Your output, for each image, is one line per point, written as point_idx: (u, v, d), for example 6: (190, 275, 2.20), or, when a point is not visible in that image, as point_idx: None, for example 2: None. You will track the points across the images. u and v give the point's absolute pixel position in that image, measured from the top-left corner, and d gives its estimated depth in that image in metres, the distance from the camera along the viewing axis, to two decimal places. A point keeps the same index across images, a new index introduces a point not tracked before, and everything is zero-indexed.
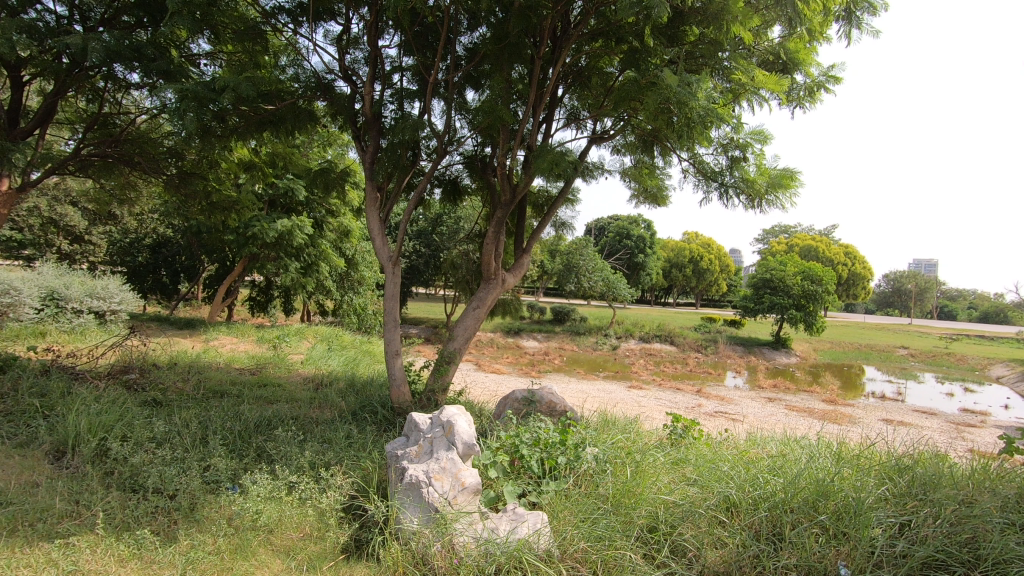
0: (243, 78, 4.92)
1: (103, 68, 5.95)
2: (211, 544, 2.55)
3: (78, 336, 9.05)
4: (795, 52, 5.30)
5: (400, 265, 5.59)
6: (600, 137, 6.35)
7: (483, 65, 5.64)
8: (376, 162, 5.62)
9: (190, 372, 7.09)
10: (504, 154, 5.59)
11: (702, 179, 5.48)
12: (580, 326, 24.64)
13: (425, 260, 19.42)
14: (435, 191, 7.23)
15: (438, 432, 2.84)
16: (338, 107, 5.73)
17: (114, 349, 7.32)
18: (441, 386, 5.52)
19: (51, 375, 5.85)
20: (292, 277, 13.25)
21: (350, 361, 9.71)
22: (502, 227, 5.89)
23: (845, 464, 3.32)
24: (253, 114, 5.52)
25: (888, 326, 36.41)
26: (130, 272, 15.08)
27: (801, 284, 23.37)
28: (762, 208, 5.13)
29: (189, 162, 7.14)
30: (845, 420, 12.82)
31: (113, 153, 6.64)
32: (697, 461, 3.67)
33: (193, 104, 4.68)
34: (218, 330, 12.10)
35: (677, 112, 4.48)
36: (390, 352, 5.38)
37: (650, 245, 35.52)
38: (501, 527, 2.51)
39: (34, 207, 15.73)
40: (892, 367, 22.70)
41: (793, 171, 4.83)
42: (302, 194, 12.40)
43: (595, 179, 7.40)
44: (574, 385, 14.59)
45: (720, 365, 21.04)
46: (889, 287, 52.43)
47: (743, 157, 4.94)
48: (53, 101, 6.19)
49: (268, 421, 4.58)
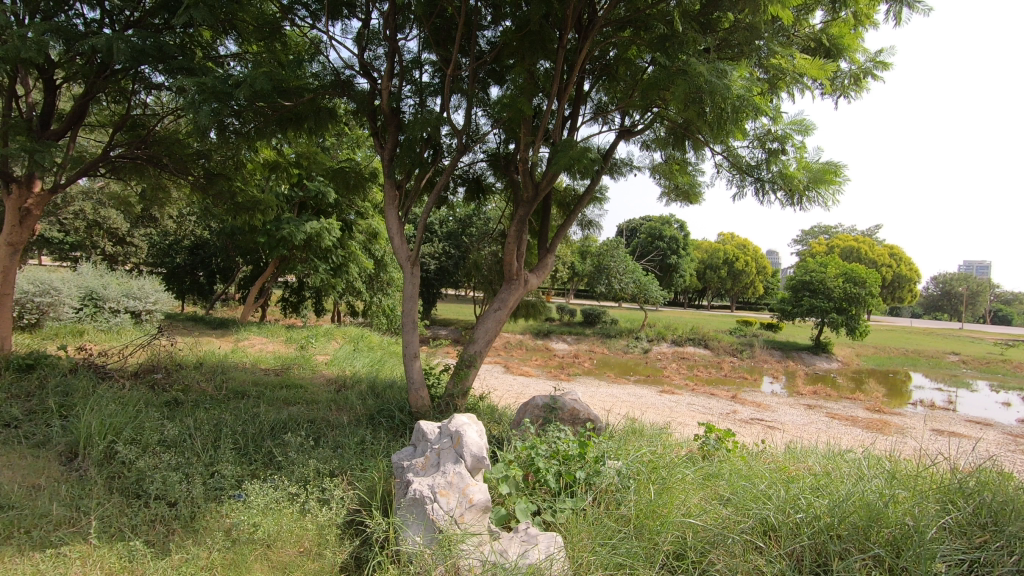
0: (260, 73, 4.81)
1: (130, 70, 6.00)
2: (205, 558, 2.40)
3: (113, 335, 9.24)
4: (840, 37, 4.93)
5: (418, 265, 5.43)
6: (628, 132, 6.11)
7: (505, 57, 5.45)
8: (395, 158, 5.47)
9: (216, 372, 7.09)
10: (527, 150, 5.37)
11: (736, 174, 5.14)
12: (611, 329, 24.25)
13: (454, 262, 19.37)
14: (458, 190, 7.07)
15: (446, 443, 2.64)
16: (357, 103, 5.61)
17: (144, 348, 7.41)
18: (460, 390, 5.31)
19: (78, 374, 5.91)
20: (322, 278, 13.33)
21: (377, 363, 9.65)
22: (524, 226, 5.68)
23: (900, 487, 2.98)
24: (273, 111, 5.44)
25: (938, 331, 34.68)
26: (168, 273, 15.45)
27: (844, 286, 22.27)
28: (804, 206, 4.76)
29: (215, 163, 7.17)
30: (892, 430, 12.14)
31: (141, 155, 6.73)
32: (731, 478, 3.40)
33: (209, 100, 4.59)
34: (249, 330, 12.23)
35: (710, 102, 4.17)
36: (408, 354, 5.22)
37: (684, 246, 34.71)
38: (510, 550, 2.29)
39: (79, 210, 16.27)
40: (943, 374, 21.52)
41: (840, 164, 4.43)
42: (331, 196, 12.48)
43: (623, 177, 7.13)
44: (603, 389, 14.27)
45: (757, 370, 20.32)
46: (937, 290, 50.04)
47: (783, 150, 4.61)
48: (84, 104, 6.27)
49: (283, 425, 4.47)
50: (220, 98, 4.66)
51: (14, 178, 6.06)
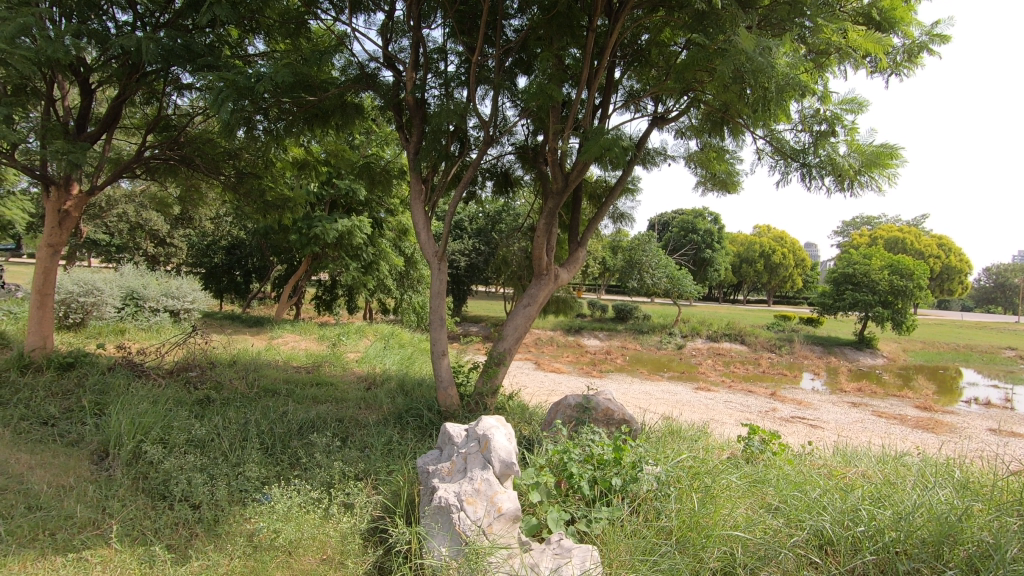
0: (283, 67, 4.73)
1: (162, 71, 6.05)
2: (225, 565, 2.33)
3: (153, 334, 9.47)
4: (891, 10, 4.52)
5: (445, 260, 5.30)
6: (662, 120, 5.86)
7: (532, 44, 5.26)
8: (420, 151, 5.36)
9: (248, 370, 7.13)
10: (556, 140, 5.17)
11: (781, 160, 4.85)
12: (643, 325, 23.82)
13: (483, 259, 19.28)
14: (486, 184, 6.93)
15: (473, 447, 2.50)
16: (383, 97, 5.51)
17: (180, 346, 7.53)
18: (489, 389, 5.18)
19: (115, 371, 6.01)
20: (354, 276, 13.42)
21: (407, 360, 9.61)
22: (554, 219, 5.50)
23: (974, 499, 2.68)
24: (297, 106, 5.37)
25: (991, 325, 33.00)
26: (207, 272, 15.84)
27: (890, 279, 21.27)
28: (855, 191, 4.43)
29: (246, 163, 7.21)
30: (946, 430, 11.50)
31: (174, 155, 6.82)
32: (779, 485, 3.16)
33: (232, 95, 4.51)
34: (283, 328, 12.39)
35: (753, 82, 3.90)
36: (436, 352, 5.11)
37: (719, 239, 33.86)
38: (542, 564, 2.13)
39: (123, 213, 16.82)
40: (999, 371, 20.35)
41: (896, 144, 4.08)
42: (362, 194, 12.54)
43: (656, 167, 6.87)
44: (636, 386, 14.00)
45: (796, 366, 19.62)
46: (990, 282, 47.61)
47: (832, 132, 4.29)
48: (118, 106, 6.36)
49: (312, 424, 4.42)
50: (244, 93, 4.60)
51: (53, 180, 6.19)
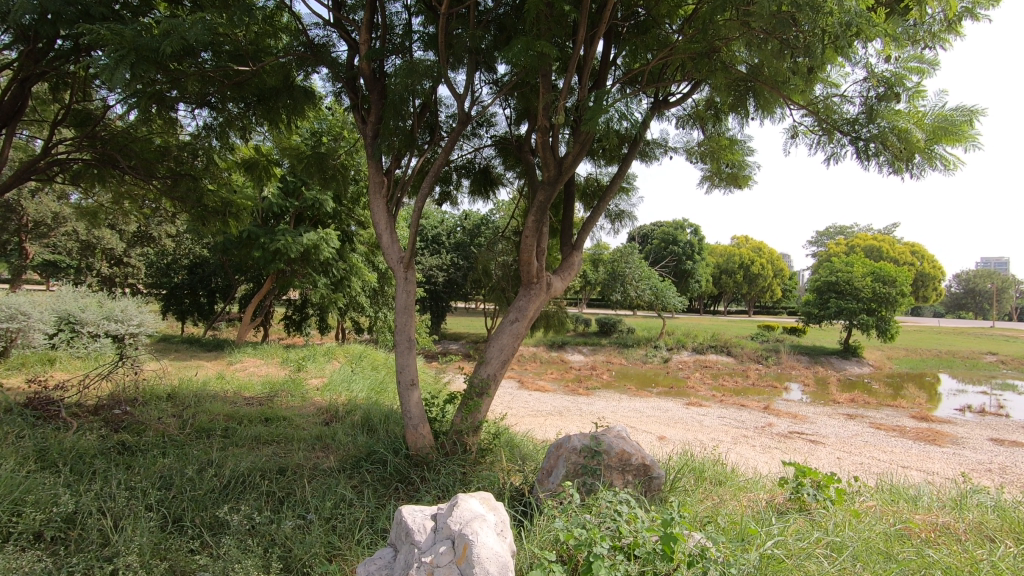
0: (197, 20, 3.74)
1: (71, 52, 4.99)
2: None
3: (86, 364, 8.23)
4: None
5: (413, 267, 4.34)
6: (663, 104, 5.07)
7: (513, 9, 4.38)
8: (379, 137, 4.44)
9: (188, 404, 6.02)
10: (546, 122, 4.28)
11: (824, 135, 4.10)
12: (628, 338, 23.01)
13: (462, 273, 18.35)
14: (464, 183, 6.03)
15: (443, 556, 1.62)
16: (334, 72, 4.56)
17: (108, 378, 6.36)
18: (469, 426, 4.16)
19: (12, 413, 4.86)
20: (322, 293, 12.37)
21: (378, 386, 8.51)
22: (545, 215, 4.57)
23: None
24: (226, 78, 4.41)
25: (965, 330, 33.03)
26: (166, 293, 14.53)
27: (873, 286, 20.80)
28: (916, 172, 3.65)
29: (183, 163, 6.20)
30: (950, 444, 10.78)
31: (91, 154, 5.78)
32: (871, 563, 2.26)
33: (130, 55, 3.52)
34: (243, 351, 11.24)
35: (808, 21, 3.07)
36: (403, 382, 4.08)
37: (700, 250, 33.33)
38: None
39: (73, 232, 15.41)
40: (981, 376, 20.05)
41: (973, 109, 3.36)
42: (328, 204, 11.52)
43: (655, 161, 6.05)
44: (624, 403, 13.13)
45: (785, 377, 18.98)
46: (961, 289, 48.29)
47: (893, 97, 3.52)
48: (19, 94, 5.24)
49: (242, 481, 3.40)
50: (147, 54, 3.62)
51: None
